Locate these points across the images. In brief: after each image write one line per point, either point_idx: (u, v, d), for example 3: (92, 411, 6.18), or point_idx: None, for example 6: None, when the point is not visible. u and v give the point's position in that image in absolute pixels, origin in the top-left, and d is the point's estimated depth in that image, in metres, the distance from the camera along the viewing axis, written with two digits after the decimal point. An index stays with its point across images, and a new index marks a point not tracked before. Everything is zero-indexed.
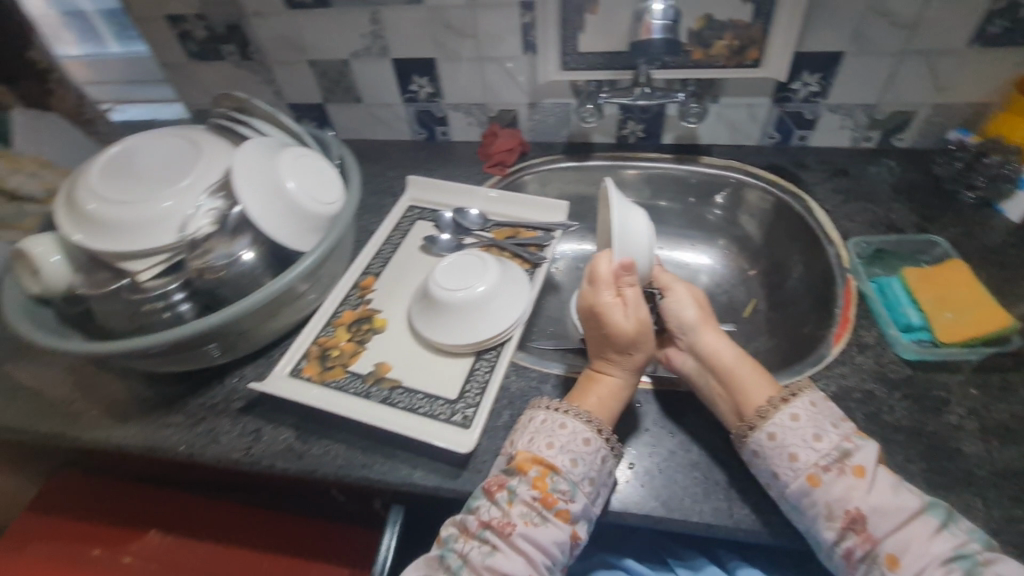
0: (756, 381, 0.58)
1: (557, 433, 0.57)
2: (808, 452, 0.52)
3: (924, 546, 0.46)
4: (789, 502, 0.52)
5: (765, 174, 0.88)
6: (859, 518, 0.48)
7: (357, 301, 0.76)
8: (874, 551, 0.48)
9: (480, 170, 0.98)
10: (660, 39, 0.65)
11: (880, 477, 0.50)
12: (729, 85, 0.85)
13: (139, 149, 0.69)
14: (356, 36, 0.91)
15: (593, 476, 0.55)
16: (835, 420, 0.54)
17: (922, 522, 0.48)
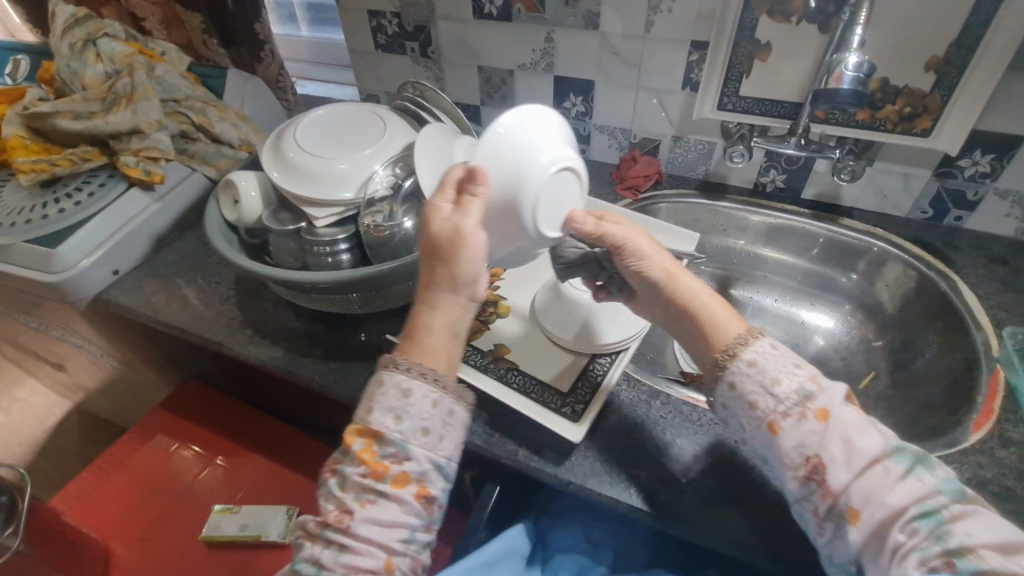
0: (731, 321, 0.58)
1: (377, 395, 0.53)
2: (767, 401, 0.53)
3: (884, 496, 0.47)
4: (766, 455, 0.54)
5: (912, 247, 0.85)
6: (820, 466, 0.50)
7: (486, 285, 0.81)
8: (838, 504, 0.49)
9: (612, 190, 1.02)
10: (848, 89, 0.65)
11: (854, 418, 0.51)
12: (890, 151, 0.84)
13: (339, 117, 0.80)
14: (527, 50, 1.00)
15: (427, 423, 0.52)
16: (790, 363, 0.54)
17: (884, 467, 0.48)
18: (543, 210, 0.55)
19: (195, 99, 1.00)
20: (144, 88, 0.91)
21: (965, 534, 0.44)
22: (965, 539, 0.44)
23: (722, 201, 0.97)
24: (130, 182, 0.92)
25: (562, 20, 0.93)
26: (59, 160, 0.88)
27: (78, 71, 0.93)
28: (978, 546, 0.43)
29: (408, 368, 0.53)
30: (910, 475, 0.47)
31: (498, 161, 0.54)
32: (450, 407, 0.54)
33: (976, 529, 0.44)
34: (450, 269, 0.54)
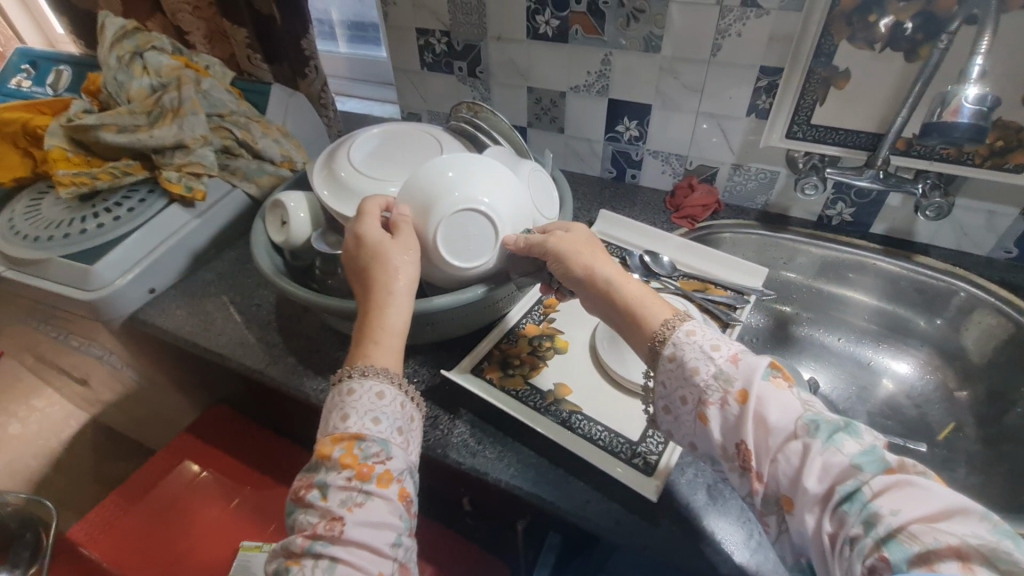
0: (651, 307, 0.55)
1: (349, 402, 0.50)
2: (695, 387, 0.49)
3: (798, 469, 0.41)
4: (709, 454, 0.49)
5: (999, 290, 0.79)
6: (750, 455, 0.45)
7: (541, 317, 0.77)
8: (773, 492, 0.43)
9: (666, 218, 0.97)
10: (967, 124, 0.62)
11: (772, 392, 0.45)
12: (975, 187, 0.79)
13: (393, 137, 0.76)
14: (581, 72, 0.96)
15: (401, 423, 0.51)
16: (717, 346, 0.50)
17: (796, 444, 0.42)
18: (446, 235, 0.60)
19: (239, 115, 0.97)
20: (191, 102, 0.89)
21: (891, 515, 0.37)
22: (892, 522, 0.36)
23: (785, 233, 0.92)
24: (170, 199, 0.89)
25: (621, 42, 0.89)
26: (100, 174, 0.86)
27: (125, 84, 0.91)
28: (907, 525, 0.36)
29: (364, 372, 0.52)
30: (815, 444, 0.42)
31: (424, 196, 0.61)
32: (412, 412, 0.53)
33: (903, 504, 0.37)
34: (369, 272, 0.57)
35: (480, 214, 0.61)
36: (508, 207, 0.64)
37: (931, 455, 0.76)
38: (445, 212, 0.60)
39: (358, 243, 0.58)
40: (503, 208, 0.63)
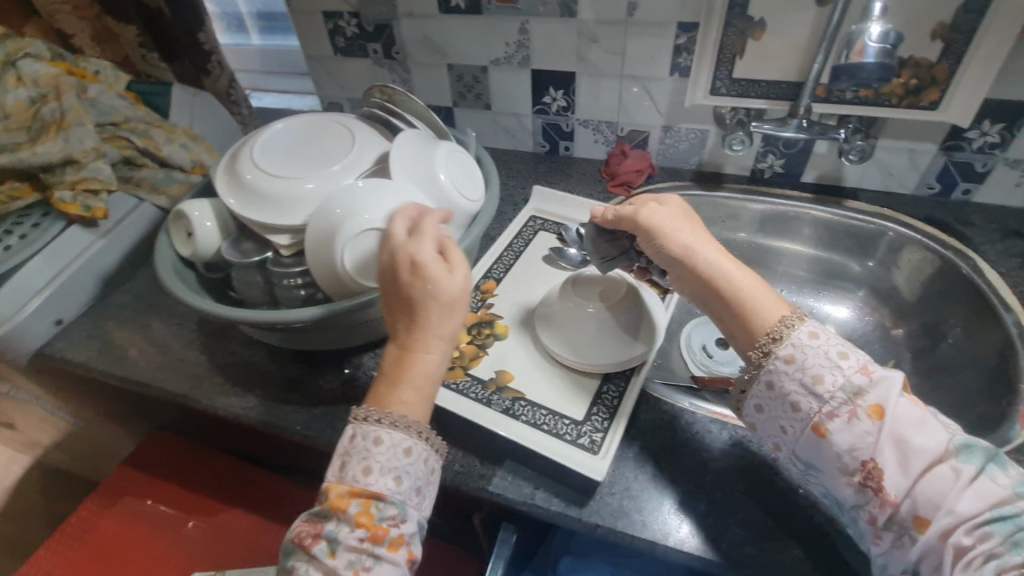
0: (767, 301, 0.53)
1: (372, 454, 0.49)
2: (830, 376, 0.49)
3: (951, 497, 0.44)
4: (810, 460, 0.51)
5: (924, 227, 0.81)
6: (876, 471, 0.47)
7: (478, 305, 0.75)
8: (898, 514, 0.46)
9: (603, 188, 0.95)
10: (873, 63, 0.61)
11: (906, 412, 0.48)
12: (894, 127, 0.79)
13: (301, 132, 0.71)
14: (500, 44, 0.92)
15: (422, 482, 0.50)
16: (848, 349, 0.51)
17: (946, 469, 0.45)
18: (352, 256, 0.60)
19: (137, 121, 0.89)
20: (75, 112, 0.79)
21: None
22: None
23: (720, 191, 0.92)
24: (69, 220, 0.81)
25: (536, 9, 0.86)
26: None
27: None
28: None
29: (394, 424, 0.50)
30: (979, 475, 0.44)
31: (333, 215, 0.61)
32: (433, 467, 0.52)
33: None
34: (416, 312, 0.52)
35: (389, 236, 0.61)
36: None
37: None
38: (351, 234, 0.60)
39: (412, 271, 0.52)
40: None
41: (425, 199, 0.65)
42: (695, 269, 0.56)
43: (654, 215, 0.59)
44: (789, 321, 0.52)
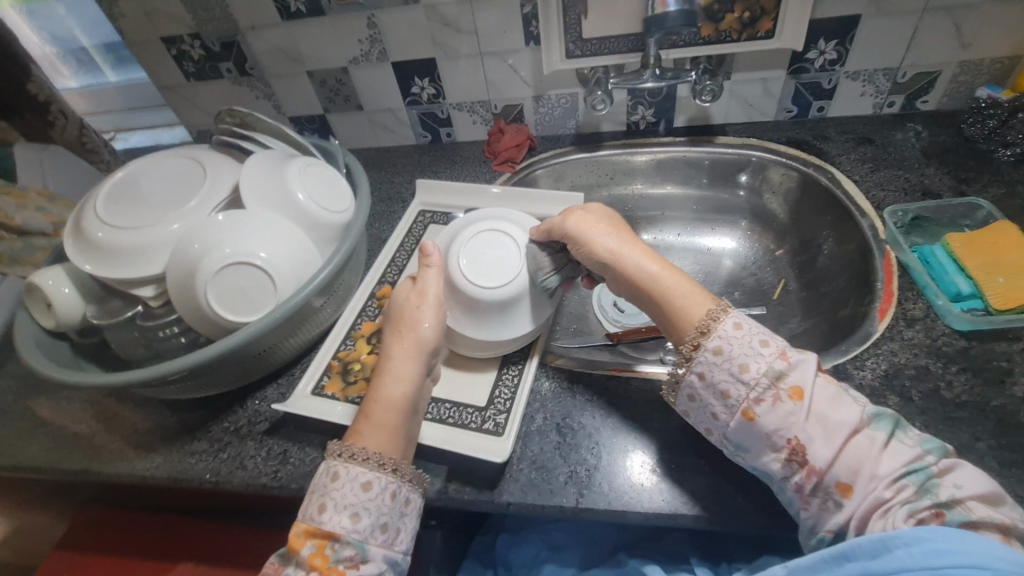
0: (692, 299, 0.54)
1: (328, 491, 0.50)
2: (757, 361, 0.50)
3: (871, 464, 0.45)
4: (734, 441, 0.51)
5: (786, 149, 0.85)
6: (800, 446, 0.47)
7: (375, 312, 0.74)
8: (823, 481, 0.46)
9: (489, 168, 0.95)
10: (674, 12, 0.69)
11: (823, 394, 0.49)
12: (742, 60, 0.82)
13: (147, 174, 0.68)
14: (353, 42, 0.89)
15: (385, 518, 0.50)
16: (768, 336, 0.52)
17: (863, 437, 0.46)
18: (216, 297, 0.58)
19: None
20: None
21: (953, 487, 0.44)
22: (953, 492, 0.43)
23: (600, 150, 0.93)
24: None
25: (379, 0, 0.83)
26: None
27: None
28: (966, 498, 0.43)
29: (352, 457, 0.51)
30: (895, 440, 0.46)
31: (191, 252, 0.58)
32: (405, 498, 0.52)
33: (962, 481, 0.44)
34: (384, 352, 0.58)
35: (251, 268, 0.59)
36: (290, 262, 0.62)
37: (767, 315, 0.83)
38: (209, 273, 0.58)
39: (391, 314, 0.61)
40: (284, 262, 0.61)
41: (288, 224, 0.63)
42: (620, 271, 0.58)
43: (584, 229, 0.61)
44: (716, 312, 0.53)
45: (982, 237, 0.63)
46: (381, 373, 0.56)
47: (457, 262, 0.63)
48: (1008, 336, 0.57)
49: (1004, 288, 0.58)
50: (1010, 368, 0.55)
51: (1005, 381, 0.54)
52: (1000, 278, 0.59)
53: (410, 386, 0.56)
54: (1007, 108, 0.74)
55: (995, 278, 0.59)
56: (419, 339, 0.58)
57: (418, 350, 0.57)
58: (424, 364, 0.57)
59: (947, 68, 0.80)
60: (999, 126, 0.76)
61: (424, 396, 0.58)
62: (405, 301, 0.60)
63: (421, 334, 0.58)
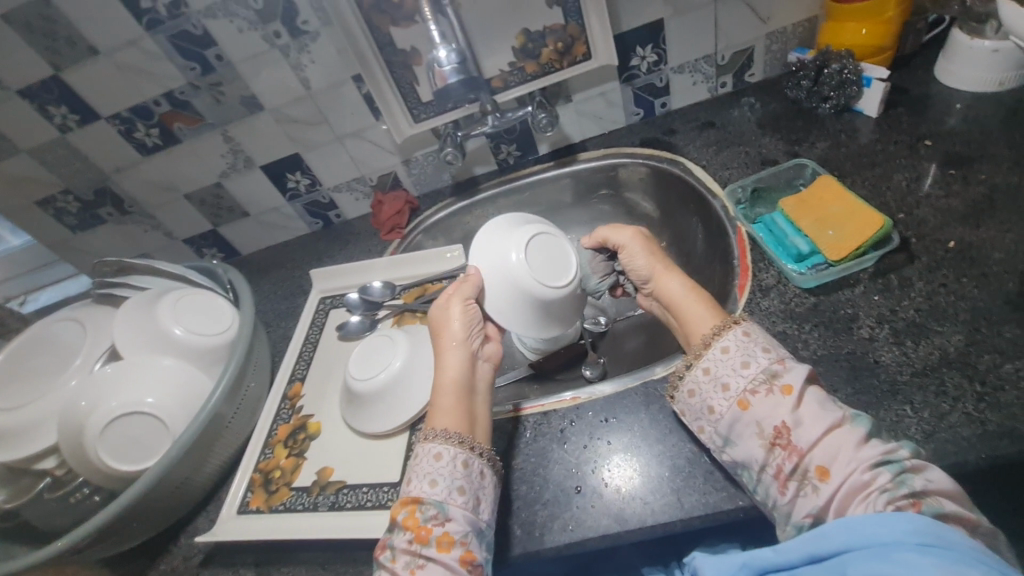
0: (702, 314, 0.57)
1: (412, 466, 0.53)
2: (737, 378, 0.51)
3: (850, 453, 0.44)
4: (723, 434, 0.51)
5: (641, 150, 0.90)
6: (785, 432, 0.47)
7: (289, 413, 0.75)
8: (803, 464, 0.45)
9: (379, 239, 0.98)
10: (455, 81, 0.68)
11: (814, 395, 0.48)
12: (575, 83, 0.87)
13: (27, 343, 0.69)
14: (217, 157, 0.92)
15: (460, 482, 0.51)
16: (770, 342, 0.52)
17: (846, 431, 0.45)
18: (111, 452, 0.60)
19: None
20: None
21: (924, 481, 0.41)
22: (925, 484, 0.41)
23: (478, 194, 0.96)
24: None
25: (226, 116, 0.87)
26: None
27: None
28: (936, 492, 0.41)
29: (433, 437, 0.53)
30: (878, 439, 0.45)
31: (78, 410, 0.60)
32: (478, 469, 0.53)
33: (934, 475, 0.42)
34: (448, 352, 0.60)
35: (142, 414, 0.61)
36: (179, 395, 0.64)
37: None
38: (97, 433, 0.59)
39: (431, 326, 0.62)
40: (172, 396, 0.63)
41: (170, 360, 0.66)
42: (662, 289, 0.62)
43: (634, 247, 0.65)
44: (723, 325, 0.54)
45: (809, 197, 0.67)
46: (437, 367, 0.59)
47: (524, 267, 0.62)
48: (850, 282, 0.61)
49: (834, 240, 0.62)
50: (855, 313, 0.59)
51: (853, 327, 0.58)
52: (829, 231, 0.63)
53: (464, 371, 0.58)
54: (813, 67, 0.79)
55: (825, 232, 0.63)
56: (452, 332, 0.60)
57: (457, 341, 0.60)
58: (469, 352, 0.60)
59: (757, 43, 0.85)
60: (813, 84, 0.80)
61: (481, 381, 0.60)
62: (444, 306, 0.62)
63: (451, 330, 0.60)
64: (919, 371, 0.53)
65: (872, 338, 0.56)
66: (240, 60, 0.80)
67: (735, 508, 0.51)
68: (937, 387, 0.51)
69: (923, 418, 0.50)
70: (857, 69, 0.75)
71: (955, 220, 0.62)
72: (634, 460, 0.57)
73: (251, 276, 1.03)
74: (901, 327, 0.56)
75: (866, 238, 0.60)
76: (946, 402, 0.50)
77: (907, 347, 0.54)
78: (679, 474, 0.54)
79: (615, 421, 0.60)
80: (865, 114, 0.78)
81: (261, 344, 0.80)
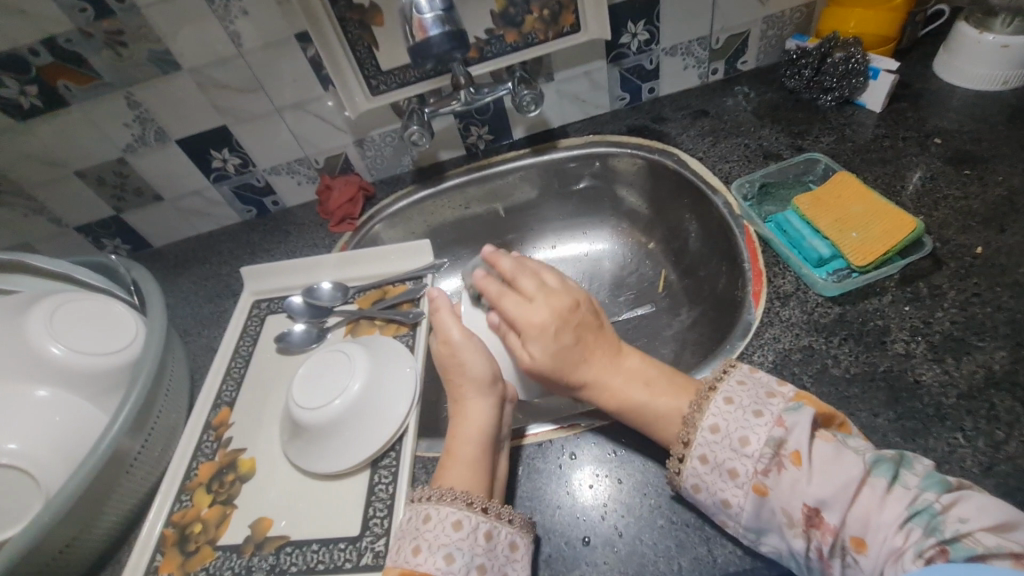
0: (663, 397, 0.49)
1: (422, 533, 0.45)
2: (743, 461, 0.43)
3: (878, 516, 0.38)
4: (750, 527, 0.43)
5: (629, 138, 0.81)
6: (812, 511, 0.40)
7: (214, 447, 0.60)
8: (838, 540, 0.39)
9: (326, 231, 0.83)
10: (438, 33, 0.56)
11: (826, 451, 0.41)
12: (559, 59, 0.77)
13: None
14: (119, 127, 0.74)
15: (482, 559, 0.43)
16: (761, 401, 0.45)
17: (869, 488, 0.39)
18: None
19: None
20: None
21: (959, 522, 0.37)
22: (958, 527, 0.36)
23: (445, 182, 0.84)
24: None
25: (130, 75, 0.69)
26: None
27: None
28: (974, 532, 0.36)
29: (440, 496, 0.46)
30: (901, 485, 0.39)
31: None
32: (510, 541, 0.45)
33: (970, 513, 0.37)
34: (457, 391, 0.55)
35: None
36: (53, 436, 0.48)
37: (656, 313, 0.79)
38: None
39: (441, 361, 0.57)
40: (41, 437, 0.48)
41: (42, 388, 0.50)
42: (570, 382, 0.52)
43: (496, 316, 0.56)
44: (699, 397, 0.47)
45: (826, 195, 0.61)
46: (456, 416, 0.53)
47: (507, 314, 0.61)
48: (876, 290, 0.55)
49: (859, 243, 0.56)
50: (886, 325, 0.52)
51: (886, 342, 0.51)
52: (853, 232, 0.57)
53: (487, 419, 0.52)
54: (816, 55, 0.73)
55: (849, 233, 0.57)
56: (476, 377, 0.54)
57: (481, 388, 0.54)
58: (495, 399, 0.54)
59: (754, 27, 0.78)
60: (815, 75, 0.74)
61: (506, 428, 0.54)
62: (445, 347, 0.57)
63: (473, 375, 0.54)
64: (965, 393, 0.47)
65: (909, 354, 0.50)
66: (149, 4, 0.64)
67: (777, 560, 0.43)
68: (986, 411, 0.46)
69: (977, 447, 0.44)
70: (864, 59, 0.70)
71: (977, 224, 0.57)
72: (651, 502, 0.48)
73: (165, 273, 0.85)
74: (938, 342, 0.50)
75: (896, 241, 0.54)
76: (999, 429, 0.45)
77: (949, 365, 0.49)
78: (706, 518, 0.46)
79: (624, 455, 0.51)
80: (867, 108, 0.73)
81: (178, 362, 0.64)
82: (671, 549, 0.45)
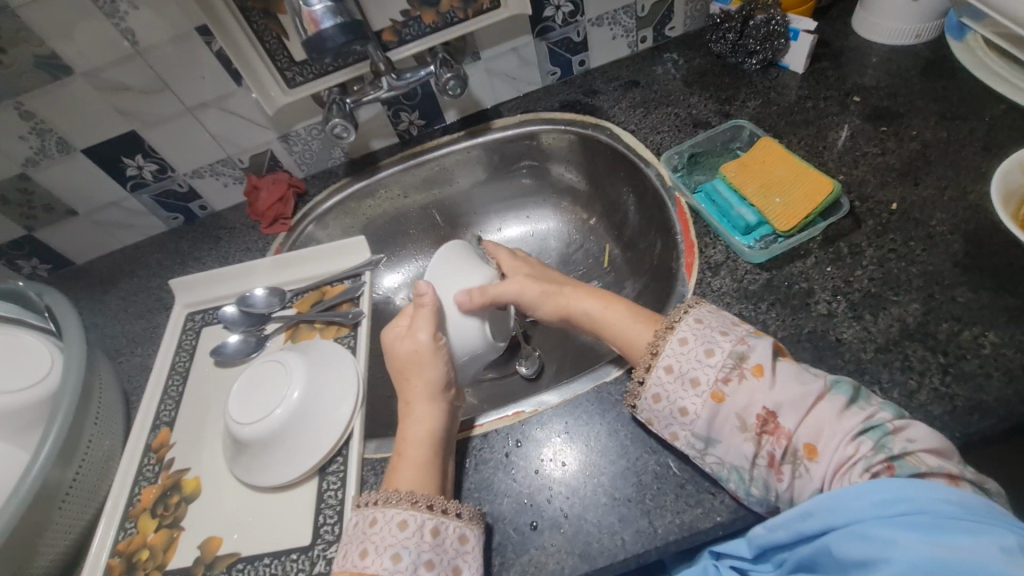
0: (634, 328, 0.52)
1: (369, 535, 0.45)
2: (706, 371, 0.45)
3: (835, 425, 0.41)
4: (700, 435, 0.45)
5: (562, 114, 0.80)
6: (767, 416, 0.42)
7: (155, 471, 0.58)
8: (792, 445, 0.42)
9: (260, 233, 0.80)
10: (331, 25, 0.55)
11: (787, 374, 0.43)
12: (483, 37, 0.74)
13: None
14: (14, 141, 0.68)
15: (429, 554, 0.44)
16: (727, 326, 0.47)
17: (828, 403, 0.42)
18: None
19: None
20: None
21: (907, 442, 0.39)
22: (906, 445, 0.39)
23: (379, 172, 0.81)
24: None
25: (17, 83, 0.63)
26: None
27: None
28: (918, 451, 0.39)
29: (387, 500, 0.46)
30: (858, 404, 0.42)
31: None
32: (454, 534, 0.45)
33: (918, 435, 0.40)
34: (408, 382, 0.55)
35: None
36: None
37: (603, 288, 0.79)
38: None
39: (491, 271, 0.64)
40: None
41: None
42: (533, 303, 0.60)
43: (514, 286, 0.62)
44: (658, 335, 0.49)
45: (751, 160, 0.62)
46: (408, 420, 0.53)
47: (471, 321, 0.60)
48: (801, 253, 0.56)
49: (783, 208, 0.57)
50: (811, 287, 0.54)
51: (811, 303, 0.53)
52: (777, 198, 0.58)
53: (437, 424, 0.52)
54: (739, 18, 0.73)
55: (773, 199, 0.58)
56: (431, 382, 0.54)
57: (434, 392, 0.54)
58: (444, 405, 0.54)
59: None
60: (739, 38, 0.74)
61: (455, 428, 0.54)
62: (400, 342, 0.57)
63: (427, 379, 0.54)
64: (882, 346, 0.49)
65: (831, 314, 0.52)
66: (26, 5, 0.58)
67: (713, 526, 0.45)
68: (902, 361, 0.48)
69: (893, 398, 0.47)
70: (784, 20, 0.70)
71: (893, 179, 0.59)
72: (593, 481, 0.49)
73: (92, 293, 0.80)
74: (858, 299, 0.52)
75: (817, 203, 0.56)
76: (913, 379, 0.47)
77: (868, 322, 0.51)
78: (647, 492, 0.48)
79: (567, 437, 0.52)
80: (791, 69, 0.73)
81: (108, 387, 0.61)
82: (614, 523, 0.46)
